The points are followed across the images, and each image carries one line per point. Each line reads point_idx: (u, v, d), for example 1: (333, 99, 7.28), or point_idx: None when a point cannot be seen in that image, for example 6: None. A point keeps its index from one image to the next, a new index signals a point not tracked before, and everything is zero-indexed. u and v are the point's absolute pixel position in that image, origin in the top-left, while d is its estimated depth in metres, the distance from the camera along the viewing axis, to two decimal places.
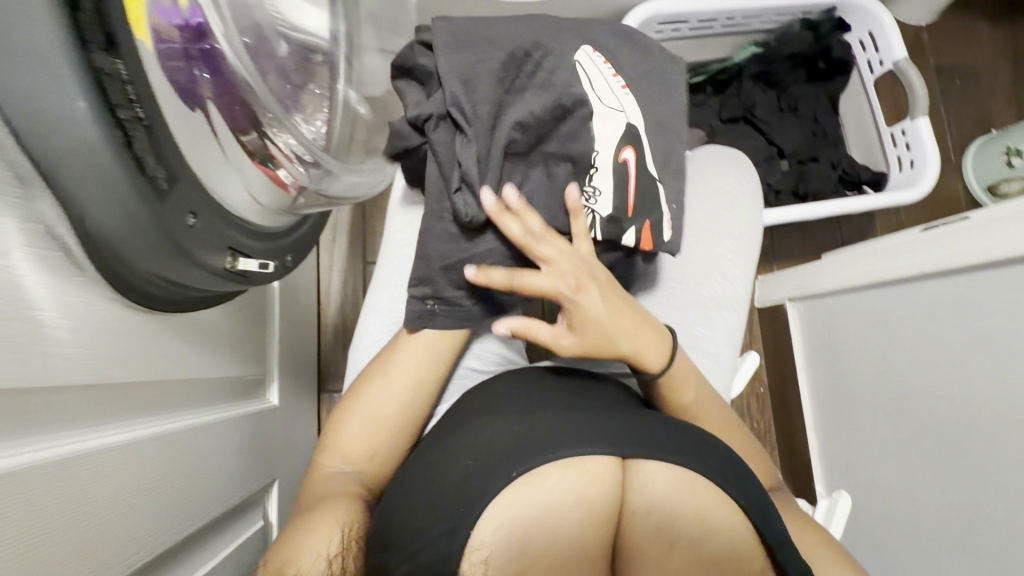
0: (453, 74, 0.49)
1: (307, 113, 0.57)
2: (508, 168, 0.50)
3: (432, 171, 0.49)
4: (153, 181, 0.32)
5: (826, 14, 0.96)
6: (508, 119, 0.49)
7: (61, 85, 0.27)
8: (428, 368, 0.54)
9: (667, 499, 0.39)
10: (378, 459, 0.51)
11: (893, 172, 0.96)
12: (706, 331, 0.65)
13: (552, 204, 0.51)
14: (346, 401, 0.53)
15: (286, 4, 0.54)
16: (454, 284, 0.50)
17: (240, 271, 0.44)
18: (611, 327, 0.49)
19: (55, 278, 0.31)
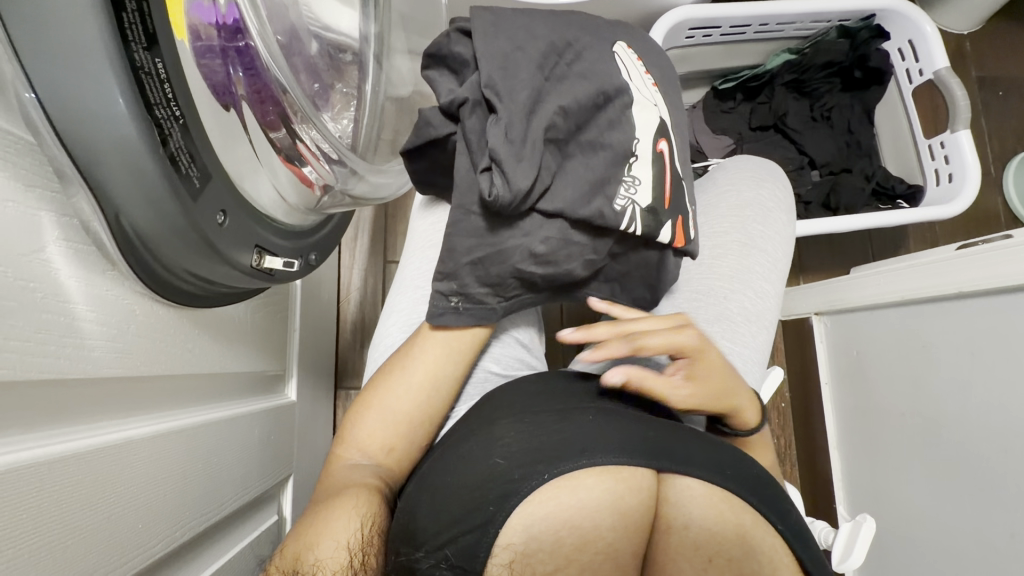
0: (491, 60, 0.48)
1: (335, 111, 0.57)
2: (547, 155, 0.48)
3: (463, 159, 0.48)
4: (187, 179, 0.32)
5: (866, 21, 0.93)
6: (548, 105, 0.47)
7: (101, 81, 0.27)
8: (448, 363, 0.53)
9: (704, 514, 0.39)
10: (396, 454, 0.51)
11: (930, 185, 0.93)
12: (733, 347, 0.62)
13: (587, 191, 0.48)
14: (364, 396, 0.53)
15: (320, 6, 0.55)
16: (483, 280, 0.49)
17: (265, 269, 0.44)
18: (730, 382, 0.52)
19: (87, 272, 0.31)
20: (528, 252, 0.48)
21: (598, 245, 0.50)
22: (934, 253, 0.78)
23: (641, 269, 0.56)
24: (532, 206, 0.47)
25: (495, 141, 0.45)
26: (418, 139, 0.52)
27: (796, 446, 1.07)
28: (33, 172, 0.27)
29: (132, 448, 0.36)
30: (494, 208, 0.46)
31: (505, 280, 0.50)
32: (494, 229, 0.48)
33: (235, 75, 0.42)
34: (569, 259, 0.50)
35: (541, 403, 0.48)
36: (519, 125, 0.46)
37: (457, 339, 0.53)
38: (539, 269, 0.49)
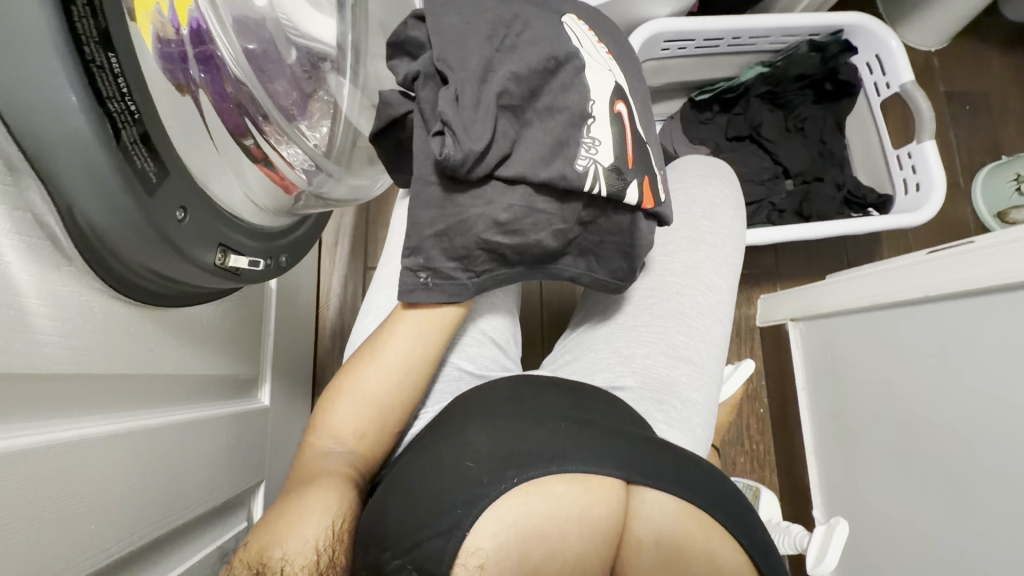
0: (442, 37, 0.49)
1: (312, 120, 0.58)
2: (503, 120, 0.48)
3: (419, 131, 0.49)
4: (142, 174, 0.32)
5: (834, 36, 0.97)
6: (500, 73, 0.48)
7: (50, 74, 0.27)
8: (426, 347, 0.53)
9: (670, 529, 0.41)
10: (368, 441, 0.50)
11: (899, 195, 0.96)
12: (688, 341, 0.66)
13: (546, 154, 0.49)
14: (335, 382, 0.52)
15: (295, 12, 0.54)
16: (449, 252, 0.50)
17: (230, 268, 0.44)
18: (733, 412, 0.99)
19: (40, 267, 0.31)
20: (491, 220, 0.49)
21: (567, 212, 0.51)
22: (904, 259, 0.80)
23: (616, 236, 0.55)
24: (489, 172, 0.48)
25: (445, 106, 0.46)
26: (381, 122, 0.53)
27: (774, 452, 1.05)
28: None
29: (89, 447, 0.36)
30: (447, 170, 0.47)
31: (473, 253, 0.50)
32: (451, 197, 0.49)
33: (198, 78, 0.42)
34: (537, 228, 0.50)
35: (512, 404, 0.48)
36: (470, 93, 0.47)
37: (431, 319, 0.53)
38: (506, 239, 0.50)
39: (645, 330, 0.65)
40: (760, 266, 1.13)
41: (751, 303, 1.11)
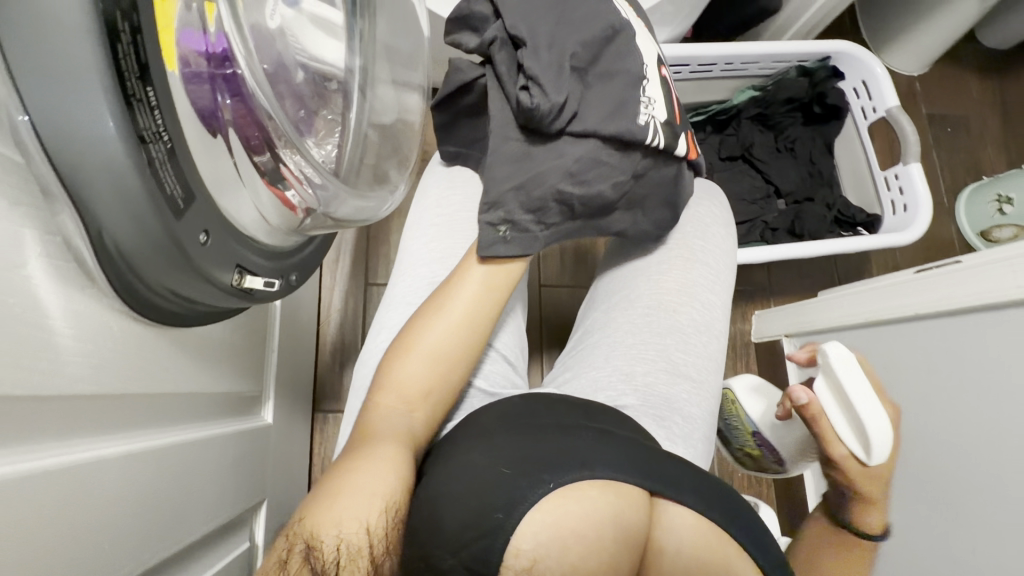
0: (512, 5, 0.53)
1: (318, 137, 0.59)
2: (573, 79, 0.52)
3: (500, 90, 0.53)
4: (171, 199, 0.32)
5: (821, 62, 1.01)
6: (568, 35, 0.52)
7: (92, 103, 0.28)
8: (485, 307, 0.55)
9: (690, 537, 0.43)
10: (431, 401, 0.52)
11: (887, 215, 0.99)
12: (686, 357, 0.68)
13: (614, 109, 0.53)
14: (402, 338, 0.54)
15: (306, 38, 0.57)
16: (526, 206, 0.53)
17: (245, 289, 0.44)
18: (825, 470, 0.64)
19: (65, 290, 0.32)
20: (564, 172, 0.52)
21: (626, 164, 0.54)
22: (894, 277, 0.82)
23: (663, 188, 0.61)
24: (564, 128, 0.52)
25: (529, 63, 0.50)
26: (449, 87, 0.61)
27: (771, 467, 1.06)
28: (18, 191, 0.28)
29: (101, 467, 0.36)
30: (533, 121, 0.51)
31: (547, 205, 0.53)
32: (529, 151, 0.53)
33: (225, 104, 0.43)
34: (602, 179, 0.54)
35: (530, 420, 0.50)
36: (547, 54, 0.51)
37: (494, 278, 0.56)
38: (576, 189, 0.53)
39: (644, 347, 0.67)
40: (754, 284, 1.15)
41: (745, 319, 1.13)
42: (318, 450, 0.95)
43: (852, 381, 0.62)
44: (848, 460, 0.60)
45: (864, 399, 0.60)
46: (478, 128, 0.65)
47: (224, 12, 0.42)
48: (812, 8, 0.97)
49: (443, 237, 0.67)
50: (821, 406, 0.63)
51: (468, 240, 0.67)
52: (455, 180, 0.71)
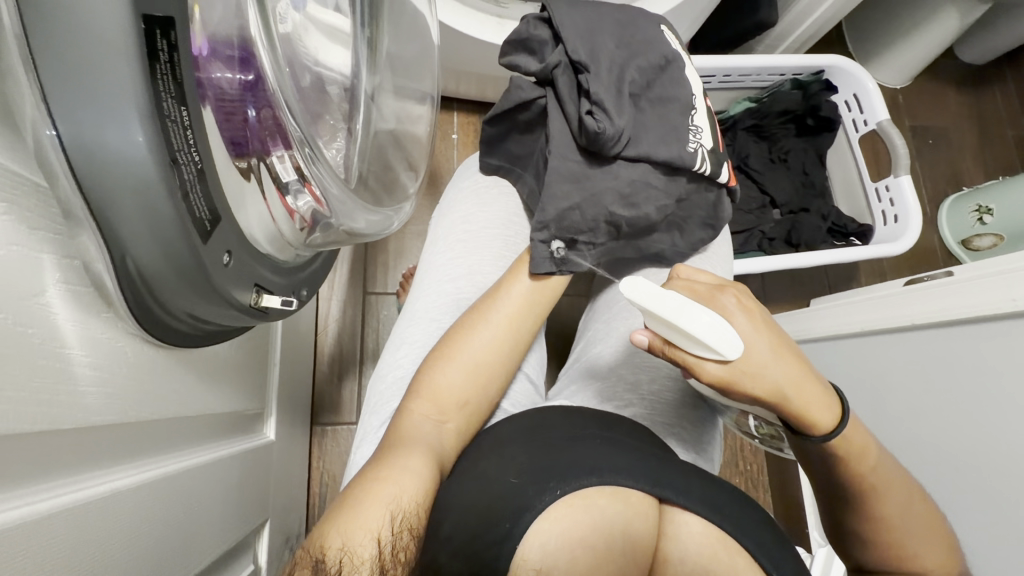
0: (576, 37, 0.61)
1: (326, 141, 0.54)
2: (629, 106, 0.61)
3: (563, 109, 0.61)
4: (200, 223, 0.31)
5: (815, 76, 1.04)
6: (625, 70, 0.62)
7: (126, 125, 0.26)
8: (524, 321, 0.62)
9: (700, 550, 0.43)
10: (467, 410, 0.56)
11: (879, 225, 1.01)
12: None
13: (664, 137, 0.63)
14: (445, 347, 0.58)
15: (312, 43, 0.53)
16: (580, 226, 0.63)
17: (262, 308, 0.43)
18: (802, 388, 0.50)
19: (83, 317, 0.30)
20: (617, 195, 0.62)
21: (671, 190, 0.64)
22: (882, 289, 0.89)
23: (702, 210, 0.70)
24: (619, 152, 0.61)
25: (596, 90, 0.59)
26: (507, 103, 0.65)
27: (767, 472, 1.07)
28: (39, 217, 0.26)
29: (118, 499, 0.35)
30: (597, 140, 0.59)
31: (598, 225, 0.63)
32: (590, 171, 0.62)
33: (251, 120, 0.40)
34: (648, 202, 0.64)
35: (543, 433, 0.51)
36: (608, 81, 0.60)
37: (538, 292, 0.63)
38: (626, 211, 0.63)
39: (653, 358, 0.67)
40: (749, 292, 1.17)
41: None
42: (316, 465, 0.92)
43: (656, 300, 0.46)
44: (721, 374, 0.48)
45: (676, 311, 0.46)
46: (525, 144, 0.69)
47: (252, 16, 0.38)
48: (806, 21, 0.99)
49: (468, 252, 0.69)
50: (666, 338, 0.49)
51: (493, 260, 0.69)
52: (485, 196, 0.72)
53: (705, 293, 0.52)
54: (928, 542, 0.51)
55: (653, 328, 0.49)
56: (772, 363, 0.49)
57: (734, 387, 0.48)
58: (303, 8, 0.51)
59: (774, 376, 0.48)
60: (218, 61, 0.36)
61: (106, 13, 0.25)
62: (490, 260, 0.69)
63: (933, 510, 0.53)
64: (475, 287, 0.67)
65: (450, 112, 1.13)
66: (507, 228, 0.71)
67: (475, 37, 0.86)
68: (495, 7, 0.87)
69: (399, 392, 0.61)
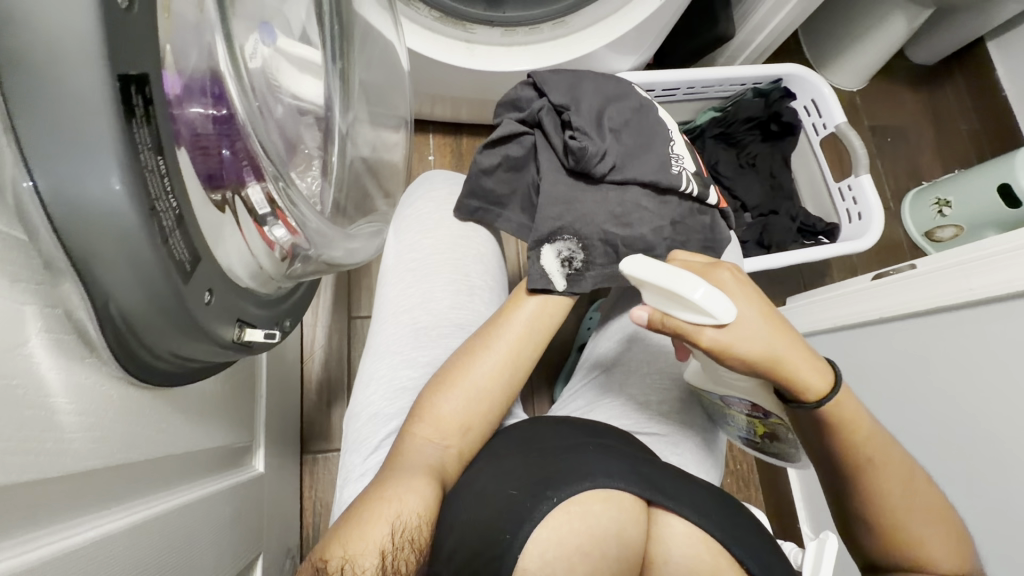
0: (557, 86, 0.68)
1: (299, 170, 0.56)
2: (610, 137, 0.66)
3: (551, 141, 0.66)
4: (180, 266, 0.31)
5: (774, 84, 1.08)
6: (603, 110, 0.68)
7: (105, 178, 0.27)
8: (528, 347, 0.63)
9: (688, 553, 0.44)
10: (470, 434, 0.56)
11: (844, 223, 1.05)
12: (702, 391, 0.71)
13: (647, 162, 0.67)
14: (447, 373, 0.59)
15: (283, 74, 0.54)
16: (577, 243, 0.66)
17: (245, 342, 0.43)
18: (795, 353, 0.52)
19: (68, 365, 0.30)
20: (609, 215, 0.66)
21: (662, 211, 0.68)
22: (852, 284, 0.91)
23: (698, 233, 0.71)
24: (605, 175, 0.65)
25: (579, 124, 0.65)
26: (501, 135, 0.67)
27: (758, 470, 1.08)
28: (20, 268, 0.27)
29: (112, 544, 0.35)
30: (584, 165, 0.64)
31: (594, 243, 0.66)
32: (580, 191, 0.66)
33: (225, 158, 0.41)
34: (643, 223, 0.67)
35: (531, 446, 0.52)
36: (589, 118, 0.66)
37: (540, 315, 0.65)
38: (620, 231, 0.66)
39: (660, 376, 0.70)
40: None
41: None
42: (309, 494, 0.92)
43: (652, 270, 0.49)
44: (719, 340, 0.50)
45: (675, 278, 0.49)
46: (519, 178, 0.69)
47: (221, 55, 0.40)
48: (762, 33, 1.04)
49: (418, 282, 0.68)
50: (664, 309, 0.51)
51: (445, 284, 0.68)
52: (428, 224, 0.71)
53: (700, 269, 0.55)
54: (942, 534, 0.53)
55: (653, 304, 0.51)
56: (765, 326, 0.51)
57: (731, 353, 0.50)
58: (273, 42, 0.53)
59: (768, 339, 0.51)
60: (192, 95, 0.37)
61: (79, 74, 0.26)
62: (444, 287, 0.68)
63: (939, 498, 0.54)
64: (432, 315, 0.66)
65: (426, 134, 1.15)
66: (455, 251, 0.70)
67: (446, 63, 0.89)
68: (462, 32, 0.88)
69: (378, 427, 0.60)
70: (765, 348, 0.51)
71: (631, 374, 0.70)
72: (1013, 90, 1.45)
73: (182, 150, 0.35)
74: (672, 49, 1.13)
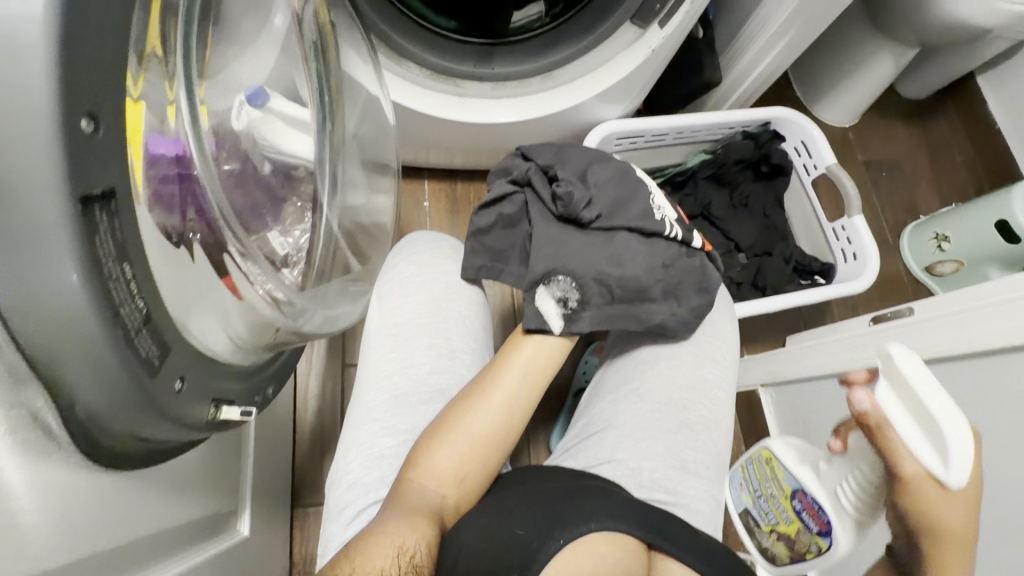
0: (543, 151, 0.71)
1: (286, 224, 0.60)
2: (595, 187, 0.68)
3: (540, 196, 0.67)
4: (147, 364, 0.31)
5: (763, 127, 1.10)
6: (586, 166, 0.70)
7: (66, 297, 0.26)
8: (530, 390, 0.63)
9: None
10: (468, 482, 0.55)
11: (840, 263, 1.05)
12: (695, 454, 0.68)
13: (633, 209, 0.68)
14: (449, 416, 0.58)
15: (276, 134, 0.60)
16: (570, 280, 0.64)
17: (221, 420, 0.43)
18: (958, 549, 0.49)
19: (30, 467, 0.30)
20: (601, 256, 0.65)
21: (652, 250, 0.67)
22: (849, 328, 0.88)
23: (691, 275, 0.69)
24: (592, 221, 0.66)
25: (564, 178, 0.67)
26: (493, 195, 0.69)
27: None
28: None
29: None
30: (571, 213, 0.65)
31: (588, 283, 0.64)
32: (571, 238, 0.65)
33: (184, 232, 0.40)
34: (635, 264, 0.66)
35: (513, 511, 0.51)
36: (573, 172, 0.68)
37: (543, 357, 0.64)
38: (613, 271, 0.65)
39: (652, 441, 0.67)
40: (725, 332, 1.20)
41: None
42: (300, 549, 0.90)
43: (920, 379, 0.50)
44: (921, 475, 0.49)
45: (936, 401, 0.49)
46: (512, 234, 0.69)
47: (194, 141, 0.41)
48: (749, 77, 1.05)
49: (398, 347, 0.67)
50: (887, 410, 0.51)
51: (427, 348, 0.67)
52: (409, 288, 0.70)
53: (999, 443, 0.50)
54: None
55: (880, 402, 0.52)
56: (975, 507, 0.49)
57: (907, 492, 0.50)
58: (263, 103, 0.58)
59: (963, 514, 0.49)
60: (165, 161, 0.38)
61: (41, 193, 0.25)
62: (423, 351, 0.67)
63: None
64: (411, 381, 0.65)
65: (421, 180, 1.17)
66: (435, 315, 0.69)
67: (437, 116, 0.91)
68: (452, 88, 0.91)
69: (359, 495, 0.59)
70: (945, 520, 0.49)
71: (620, 438, 0.67)
72: (1004, 120, 1.46)
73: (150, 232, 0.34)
74: (662, 94, 1.15)
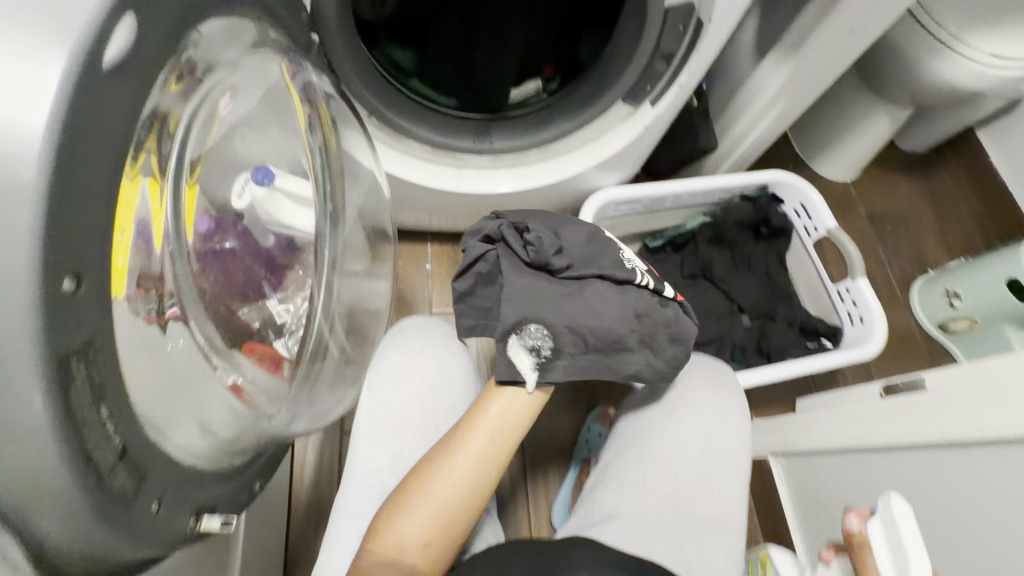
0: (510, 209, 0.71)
1: (286, 293, 0.64)
2: (564, 240, 0.67)
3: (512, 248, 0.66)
4: (124, 497, 0.31)
5: (761, 190, 1.11)
6: (553, 222, 0.70)
7: (39, 451, 0.26)
8: (497, 452, 0.61)
9: None
10: (431, 550, 0.56)
11: (847, 326, 1.03)
12: (701, 556, 0.65)
13: (601, 259, 0.67)
14: (411, 483, 0.59)
15: (280, 209, 0.64)
16: (544, 331, 0.62)
17: (201, 531, 0.42)
18: None
19: None
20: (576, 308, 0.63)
21: (624, 299, 0.66)
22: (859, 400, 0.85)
23: (666, 325, 0.67)
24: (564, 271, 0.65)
25: (533, 231, 0.66)
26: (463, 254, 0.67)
27: None
28: None
29: None
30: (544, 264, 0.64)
31: (562, 335, 0.62)
32: (547, 289, 0.63)
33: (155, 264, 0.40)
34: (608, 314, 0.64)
35: None
36: (543, 225, 0.68)
37: (510, 417, 0.63)
38: (586, 322, 0.63)
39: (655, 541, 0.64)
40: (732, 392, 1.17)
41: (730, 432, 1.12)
42: None
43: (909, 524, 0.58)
44: None
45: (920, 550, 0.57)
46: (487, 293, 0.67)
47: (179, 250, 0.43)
48: (743, 142, 1.07)
49: (390, 435, 0.67)
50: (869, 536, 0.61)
51: (419, 439, 0.67)
52: (401, 373, 0.70)
53: None
54: None
55: (865, 527, 0.62)
56: None
57: None
58: (269, 182, 0.62)
59: None
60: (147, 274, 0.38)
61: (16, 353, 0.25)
62: (416, 439, 0.68)
63: None
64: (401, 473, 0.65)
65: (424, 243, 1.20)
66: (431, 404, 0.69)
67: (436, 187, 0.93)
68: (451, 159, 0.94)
69: None
70: None
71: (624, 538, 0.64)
72: (1009, 174, 1.44)
73: (130, 356, 0.35)
74: (659, 158, 1.17)
